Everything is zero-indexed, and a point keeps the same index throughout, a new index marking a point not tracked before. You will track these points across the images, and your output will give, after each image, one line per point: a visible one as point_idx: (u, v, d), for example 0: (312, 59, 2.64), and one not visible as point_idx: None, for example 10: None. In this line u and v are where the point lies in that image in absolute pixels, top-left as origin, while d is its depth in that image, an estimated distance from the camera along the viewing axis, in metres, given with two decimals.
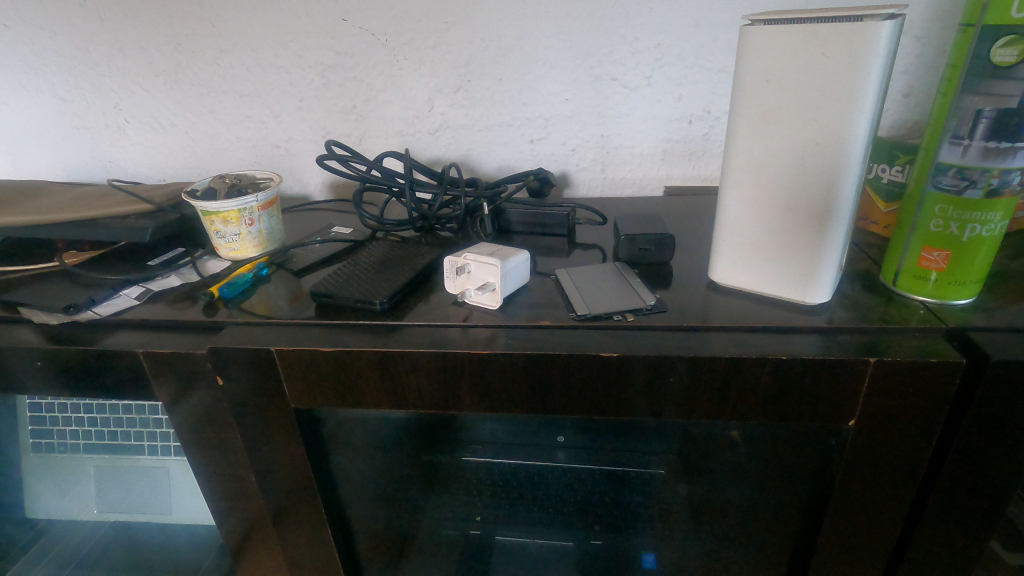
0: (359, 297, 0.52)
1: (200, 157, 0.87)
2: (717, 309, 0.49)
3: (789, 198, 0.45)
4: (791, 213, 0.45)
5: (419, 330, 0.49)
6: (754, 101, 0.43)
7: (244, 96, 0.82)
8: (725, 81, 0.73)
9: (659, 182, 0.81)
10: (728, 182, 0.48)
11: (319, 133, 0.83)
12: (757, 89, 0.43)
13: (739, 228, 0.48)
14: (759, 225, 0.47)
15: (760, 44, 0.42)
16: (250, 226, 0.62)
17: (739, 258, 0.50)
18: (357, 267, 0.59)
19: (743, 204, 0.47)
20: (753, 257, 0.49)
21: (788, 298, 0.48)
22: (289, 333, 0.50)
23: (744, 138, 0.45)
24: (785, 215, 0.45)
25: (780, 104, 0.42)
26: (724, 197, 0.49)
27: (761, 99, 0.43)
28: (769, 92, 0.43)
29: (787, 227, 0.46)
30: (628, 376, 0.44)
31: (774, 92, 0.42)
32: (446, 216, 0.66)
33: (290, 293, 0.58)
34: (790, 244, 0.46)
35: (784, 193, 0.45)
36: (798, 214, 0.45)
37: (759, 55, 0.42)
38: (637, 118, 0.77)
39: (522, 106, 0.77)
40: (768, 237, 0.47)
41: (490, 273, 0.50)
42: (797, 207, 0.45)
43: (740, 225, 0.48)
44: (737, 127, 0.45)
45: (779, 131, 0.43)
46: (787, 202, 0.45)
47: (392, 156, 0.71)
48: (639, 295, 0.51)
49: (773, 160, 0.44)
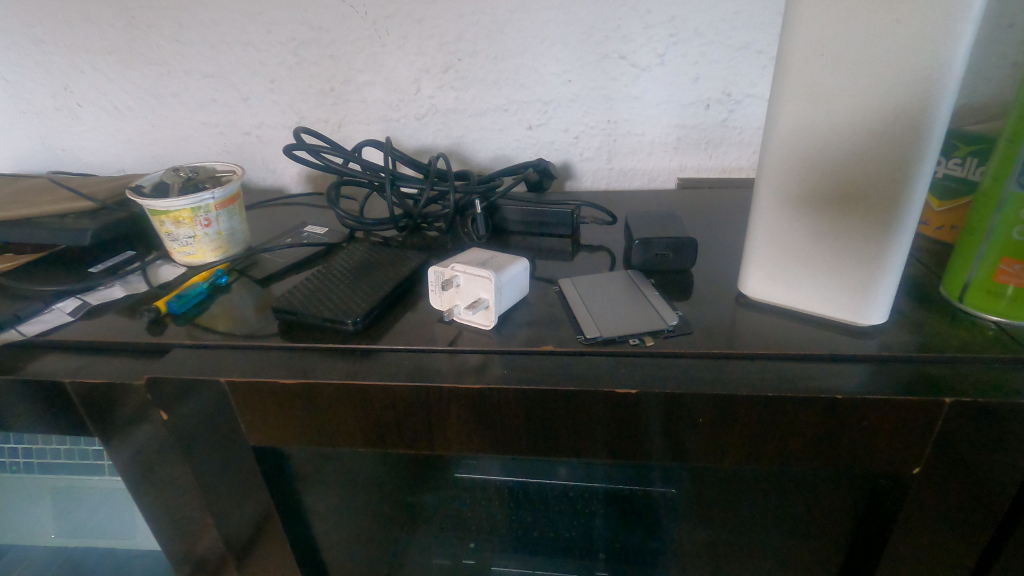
0: (327, 314, 0.44)
1: (164, 146, 0.79)
2: (750, 329, 0.42)
3: (841, 199, 0.37)
4: (845, 218, 0.38)
5: (400, 356, 0.41)
6: (802, 82, 0.36)
7: (208, 77, 0.73)
8: (747, 60, 0.65)
9: (671, 173, 0.73)
10: (765, 179, 0.40)
11: (293, 119, 0.74)
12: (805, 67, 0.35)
13: (779, 235, 0.41)
14: (803, 231, 0.40)
15: (811, 11, 0.34)
16: (206, 228, 0.54)
17: (776, 269, 0.42)
18: (329, 276, 0.51)
19: (785, 206, 0.40)
20: (795, 268, 0.41)
21: (836, 318, 0.41)
22: (246, 359, 0.42)
23: (786, 128, 0.38)
24: (837, 220, 0.38)
25: (834, 85, 0.35)
26: (759, 197, 0.41)
27: (810, 80, 0.35)
28: (823, 71, 0.35)
29: (838, 235, 0.38)
30: (647, 417, 0.37)
31: (827, 71, 0.35)
32: (432, 214, 0.58)
33: (253, 306, 0.50)
34: (841, 255, 0.39)
35: (836, 194, 0.37)
36: (854, 220, 0.37)
37: (812, 25, 0.34)
38: (647, 102, 0.68)
39: (518, 87, 0.69)
40: (814, 246, 0.40)
41: (482, 288, 0.42)
42: (851, 211, 0.37)
43: (778, 230, 0.41)
44: (777, 112, 0.38)
45: (832, 120, 0.35)
46: (839, 204, 0.37)
47: (372, 145, 0.62)
48: (658, 313, 0.44)
49: (824, 154, 0.37)
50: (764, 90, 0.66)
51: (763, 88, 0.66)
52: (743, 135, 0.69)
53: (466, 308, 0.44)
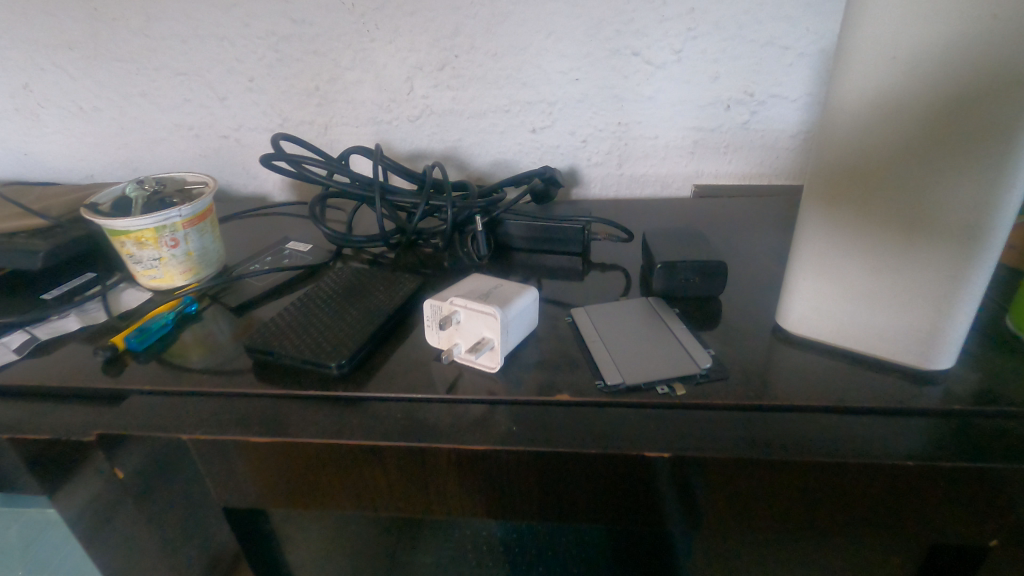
0: (307, 355, 0.38)
1: (134, 150, 0.72)
2: (794, 372, 0.37)
3: (906, 227, 0.32)
4: (910, 248, 0.32)
5: (392, 406, 0.36)
6: (864, 89, 0.30)
7: (181, 75, 0.67)
8: (772, 57, 0.59)
9: (687, 180, 0.67)
10: (814, 199, 0.35)
11: (275, 121, 0.68)
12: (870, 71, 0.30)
13: (829, 264, 0.36)
14: (857, 261, 0.34)
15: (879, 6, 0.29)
16: (173, 248, 0.47)
17: (823, 302, 0.37)
18: (311, 305, 0.45)
19: (837, 231, 0.34)
20: (846, 302, 0.36)
21: (895, 358, 0.36)
22: (214, 408, 0.37)
23: (842, 142, 0.33)
24: (900, 250, 0.32)
25: (904, 94, 0.29)
26: (806, 218, 0.36)
27: (875, 88, 0.30)
28: (890, 78, 0.29)
29: (901, 267, 0.33)
30: (677, 483, 0.31)
31: (897, 78, 0.29)
32: (428, 231, 0.52)
33: (225, 341, 0.44)
34: (904, 290, 0.33)
35: (900, 219, 0.32)
36: (920, 250, 0.32)
37: (878, 23, 0.29)
38: (661, 103, 0.63)
39: (521, 87, 0.63)
40: (871, 279, 0.34)
41: (486, 326, 0.37)
42: (918, 242, 0.32)
43: (827, 258, 0.36)
44: (832, 123, 0.33)
45: (899, 135, 0.30)
46: (903, 233, 0.32)
47: (360, 153, 0.56)
48: (687, 351, 0.38)
49: (887, 173, 0.31)
50: (789, 90, 0.61)
51: (789, 87, 0.61)
52: (765, 138, 0.64)
53: (467, 348, 0.38)
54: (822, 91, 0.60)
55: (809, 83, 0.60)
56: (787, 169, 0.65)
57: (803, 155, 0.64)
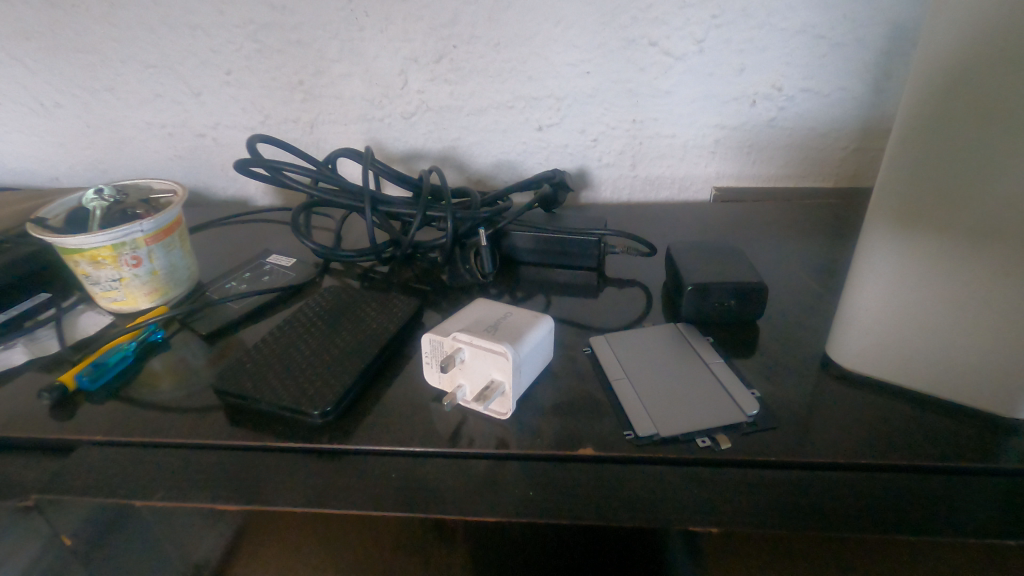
0: (287, 401, 0.33)
1: (103, 150, 0.66)
2: (852, 418, 0.32)
3: (996, 257, 0.27)
4: (1006, 282, 0.27)
5: (386, 463, 0.30)
6: (960, 91, 0.26)
7: (150, 68, 0.60)
8: (804, 47, 0.53)
9: (706, 182, 0.62)
10: (882, 218, 0.30)
11: (255, 118, 0.62)
12: (967, 71, 0.25)
13: (900, 296, 0.31)
14: (937, 295, 0.29)
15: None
16: (135, 268, 0.42)
17: (886, 338, 0.32)
18: (292, 333, 0.39)
19: (913, 258, 0.29)
20: (919, 341, 0.31)
21: (978, 406, 0.31)
22: (176, 465, 0.31)
23: (925, 155, 0.28)
24: (993, 284, 0.27)
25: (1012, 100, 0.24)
26: (870, 241, 0.31)
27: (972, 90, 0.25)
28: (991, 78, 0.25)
29: (992, 304, 0.28)
30: (725, 563, 0.26)
31: (1004, 78, 0.24)
32: (425, 244, 0.47)
33: (194, 376, 0.38)
34: (994, 330, 0.28)
35: (995, 248, 0.27)
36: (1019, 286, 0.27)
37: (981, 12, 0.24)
38: (680, 98, 0.57)
39: (526, 81, 0.57)
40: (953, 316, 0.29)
41: (496, 366, 0.31)
42: (1014, 277, 0.27)
43: (896, 289, 0.31)
44: (914, 133, 0.28)
45: (1000, 147, 0.25)
46: (998, 265, 0.27)
47: (348, 155, 0.50)
48: (728, 393, 0.33)
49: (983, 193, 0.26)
50: (821, 84, 0.55)
51: (822, 81, 0.55)
52: (792, 137, 0.58)
53: (473, 390, 0.33)
54: (857, 85, 0.55)
55: (844, 76, 0.54)
56: (815, 171, 0.60)
57: (833, 156, 0.59)
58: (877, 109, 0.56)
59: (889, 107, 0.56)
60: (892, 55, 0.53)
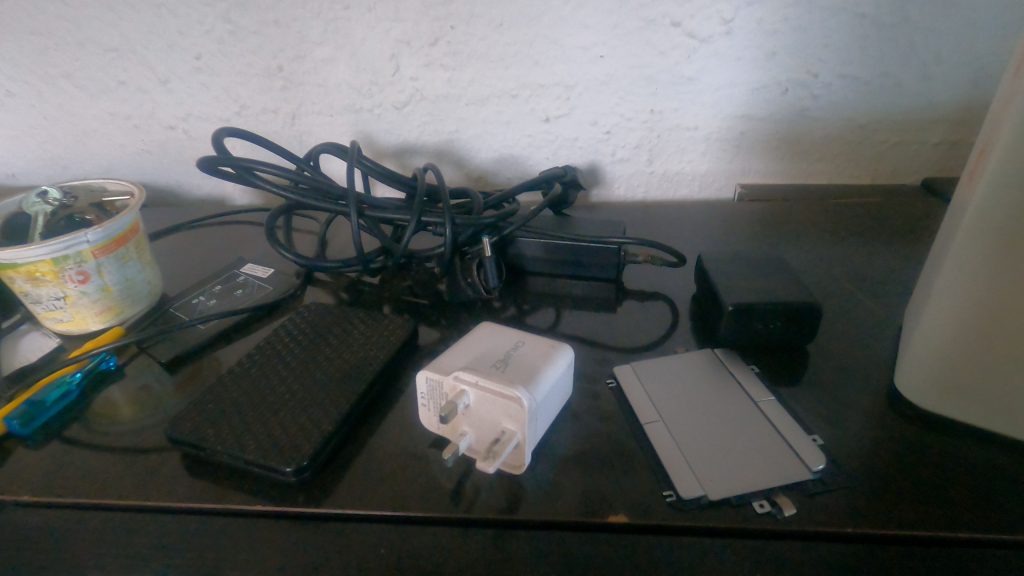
0: (253, 454, 0.27)
1: (62, 144, 0.59)
2: (934, 472, 0.26)
3: None
4: None
5: (375, 534, 0.25)
6: None
7: (110, 52, 0.53)
8: (846, 27, 0.47)
9: (729, 178, 0.56)
10: (978, 238, 0.26)
11: (230, 108, 0.55)
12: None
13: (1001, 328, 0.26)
14: None
15: None
16: (82, 285, 0.36)
17: (970, 379, 0.27)
18: (263, 363, 0.33)
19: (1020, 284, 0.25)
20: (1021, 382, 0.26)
21: None
22: (119, 537, 0.26)
23: None
24: None
25: None
26: (958, 267, 0.27)
27: None
28: None
29: None
30: None
31: None
32: (420, 254, 0.41)
33: (150, 416, 0.33)
34: None
35: None
36: None
37: None
38: (704, 86, 0.51)
39: (532, 66, 0.51)
40: None
41: (506, 415, 0.26)
42: None
43: (991, 319, 0.26)
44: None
45: None
46: None
47: (330, 151, 0.44)
48: (784, 440, 0.27)
49: None
50: (863, 70, 0.49)
51: (864, 66, 0.49)
52: (826, 129, 0.53)
53: (479, 439, 0.27)
54: (902, 71, 0.49)
55: (888, 61, 0.49)
56: (849, 166, 0.55)
57: (870, 149, 0.54)
58: (922, 98, 0.50)
59: (935, 96, 0.50)
60: (943, 36, 0.47)
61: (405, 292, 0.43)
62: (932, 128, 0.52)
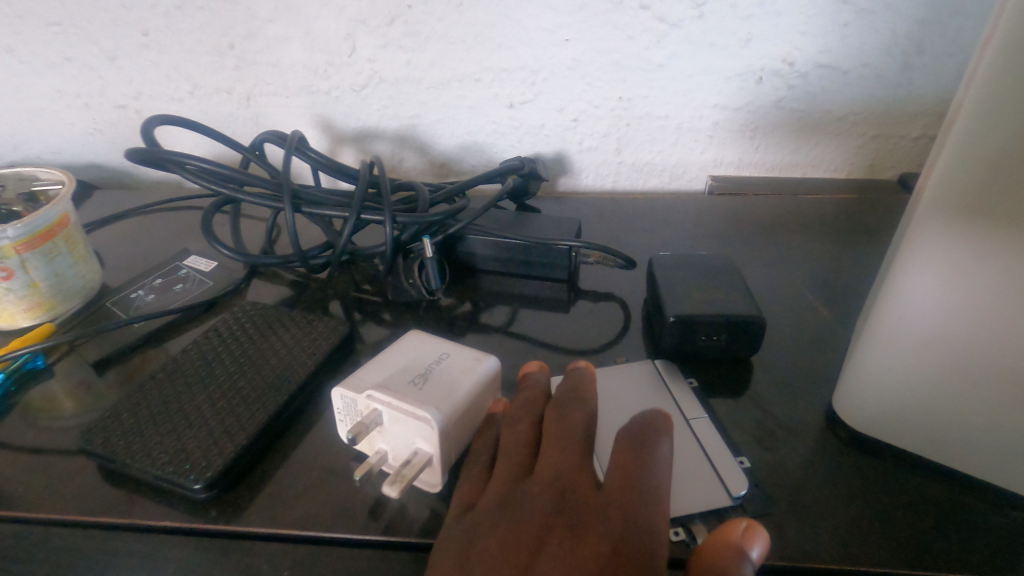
0: (164, 469, 0.26)
1: (10, 121, 0.57)
2: (857, 500, 0.26)
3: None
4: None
5: (283, 553, 0.25)
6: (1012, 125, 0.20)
7: (53, 26, 0.50)
8: (825, 14, 0.44)
9: (701, 170, 0.54)
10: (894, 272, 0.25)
11: (181, 88, 0.53)
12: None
13: (911, 363, 0.25)
14: (957, 361, 0.24)
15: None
16: (5, 281, 0.34)
17: (886, 407, 0.27)
18: (189, 367, 0.32)
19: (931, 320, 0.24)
20: (928, 412, 0.26)
21: (998, 481, 0.26)
22: (22, 549, 0.26)
23: (961, 204, 0.22)
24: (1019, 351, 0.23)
25: None
26: (882, 295, 0.26)
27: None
28: None
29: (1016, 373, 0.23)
30: None
31: None
32: (363, 251, 0.39)
33: (72, 419, 0.32)
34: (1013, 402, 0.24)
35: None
36: None
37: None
38: (675, 73, 0.48)
39: (495, 49, 0.48)
40: (970, 385, 0.24)
41: (420, 435, 0.25)
42: None
43: (909, 353, 0.25)
44: (948, 179, 0.22)
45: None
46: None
47: (274, 140, 0.43)
48: (710, 459, 0.27)
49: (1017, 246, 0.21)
50: (842, 59, 0.46)
51: (844, 54, 0.46)
52: (803, 120, 0.50)
53: (396, 457, 0.27)
54: (884, 61, 0.46)
55: (869, 49, 0.46)
56: (825, 159, 0.53)
57: (848, 142, 0.51)
58: (903, 90, 0.48)
59: (916, 89, 0.48)
60: (927, 25, 0.44)
61: (352, 288, 0.42)
62: (913, 122, 0.50)
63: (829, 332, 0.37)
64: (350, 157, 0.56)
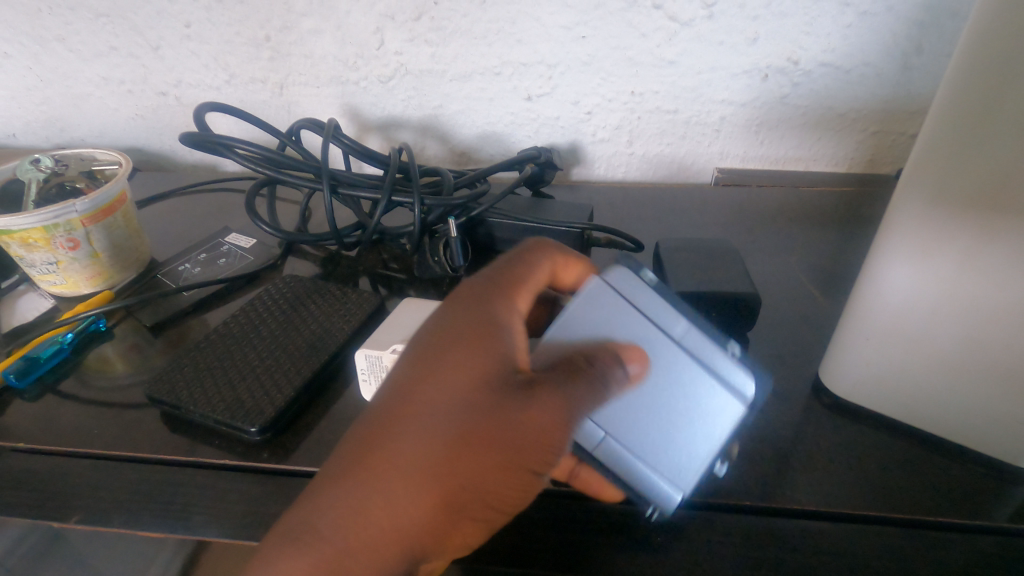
0: (222, 414, 0.30)
1: (59, 105, 0.61)
2: (833, 458, 0.29)
3: (975, 296, 0.25)
4: (984, 323, 0.25)
5: None
6: (959, 127, 0.23)
7: (102, 17, 0.54)
8: (828, 15, 0.47)
9: (708, 161, 0.57)
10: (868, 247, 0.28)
11: (219, 77, 0.56)
12: (997, 80, 0.22)
13: (885, 337, 0.28)
14: (922, 335, 0.27)
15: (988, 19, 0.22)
16: (72, 251, 0.38)
17: (867, 373, 0.30)
18: (236, 330, 0.36)
19: (899, 295, 0.27)
20: (899, 378, 0.29)
21: (965, 442, 0.29)
22: (97, 480, 0.29)
23: (920, 193, 0.25)
24: (970, 323, 0.26)
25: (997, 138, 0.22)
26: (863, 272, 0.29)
27: (967, 126, 0.23)
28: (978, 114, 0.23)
29: (973, 345, 0.26)
30: None
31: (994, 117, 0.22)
32: (392, 231, 0.42)
33: (135, 374, 0.36)
34: (969, 371, 0.27)
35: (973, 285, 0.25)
36: (994, 326, 0.25)
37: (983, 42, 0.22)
38: (684, 69, 0.51)
39: (514, 44, 0.51)
40: (933, 356, 0.27)
41: None
42: (992, 317, 0.25)
43: (881, 326, 0.28)
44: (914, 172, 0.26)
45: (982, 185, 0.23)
46: (982, 304, 0.25)
47: (310, 127, 0.46)
48: (703, 368, 0.29)
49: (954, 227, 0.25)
50: (844, 59, 0.49)
51: (847, 53, 0.48)
52: (806, 116, 0.53)
53: None
54: (885, 62, 0.49)
55: (870, 50, 0.48)
56: (826, 155, 0.55)
57: (849, 137, 0.54)
58: (903, 89, 0.50)
59: (915, 88, 0.50)
60: (927, 27, 0.46)
61: (380, 265, 0.45)
62: (912, 119, 0.52)
63: (822, 312, 0.40)
64: (375, 144, 0.59)
